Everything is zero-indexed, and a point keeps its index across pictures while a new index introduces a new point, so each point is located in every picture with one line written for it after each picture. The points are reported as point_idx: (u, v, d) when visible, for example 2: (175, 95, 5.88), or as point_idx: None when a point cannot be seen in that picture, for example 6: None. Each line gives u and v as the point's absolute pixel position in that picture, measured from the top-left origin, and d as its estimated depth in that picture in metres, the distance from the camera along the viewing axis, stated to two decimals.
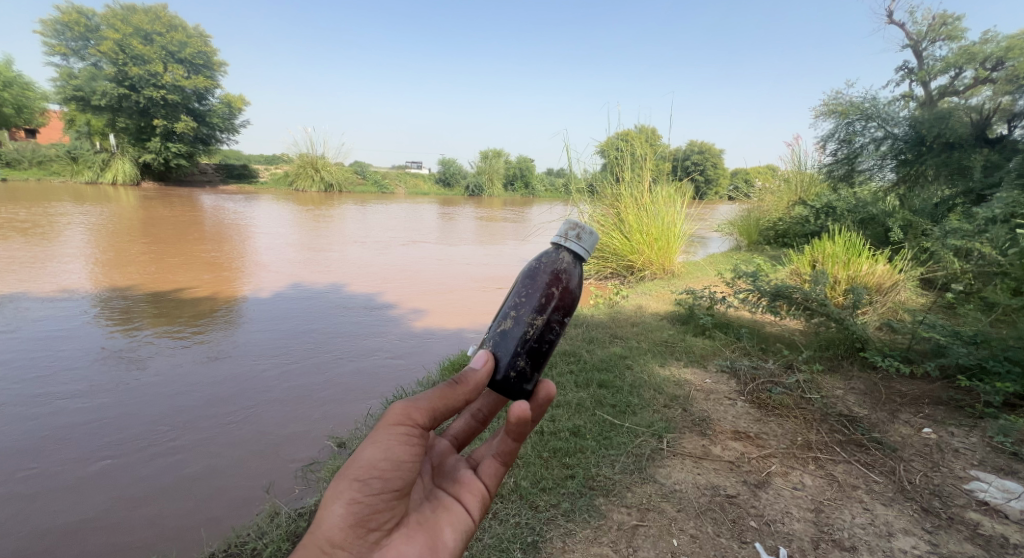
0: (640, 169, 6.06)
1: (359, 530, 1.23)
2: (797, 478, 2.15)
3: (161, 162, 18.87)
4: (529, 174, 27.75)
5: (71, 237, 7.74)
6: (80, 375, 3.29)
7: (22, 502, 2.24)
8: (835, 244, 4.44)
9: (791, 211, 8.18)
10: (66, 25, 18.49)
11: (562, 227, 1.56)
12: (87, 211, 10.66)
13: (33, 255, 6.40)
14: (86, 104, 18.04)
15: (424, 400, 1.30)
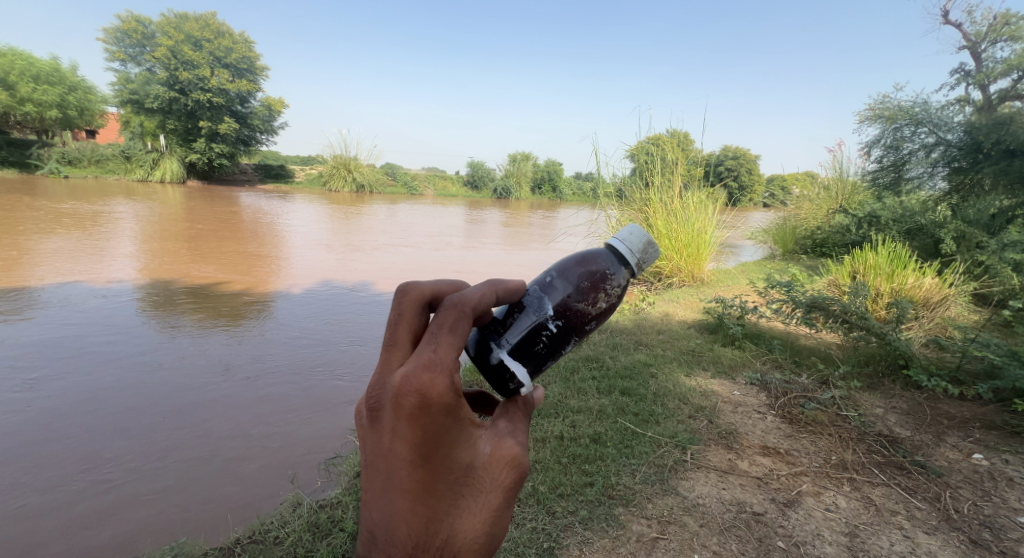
0: (671, 175, 5.98)
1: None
2: (830, 499, 2.07)
3: (205, 162, 19.62)
4: (557, 177, 27.69)
5: (121, 231, 8.13)
6: (122, 362, 3.44)
7: (60, 481, 2.33)
8: (878, 255, 4.21)
9: (829, 220, 7.93)
10: (123, 32, 19.34)
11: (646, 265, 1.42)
12: (135, 207, 11.15)
13: (86, 247, 6.75)
14: (141, 106, 18.88)
15: None
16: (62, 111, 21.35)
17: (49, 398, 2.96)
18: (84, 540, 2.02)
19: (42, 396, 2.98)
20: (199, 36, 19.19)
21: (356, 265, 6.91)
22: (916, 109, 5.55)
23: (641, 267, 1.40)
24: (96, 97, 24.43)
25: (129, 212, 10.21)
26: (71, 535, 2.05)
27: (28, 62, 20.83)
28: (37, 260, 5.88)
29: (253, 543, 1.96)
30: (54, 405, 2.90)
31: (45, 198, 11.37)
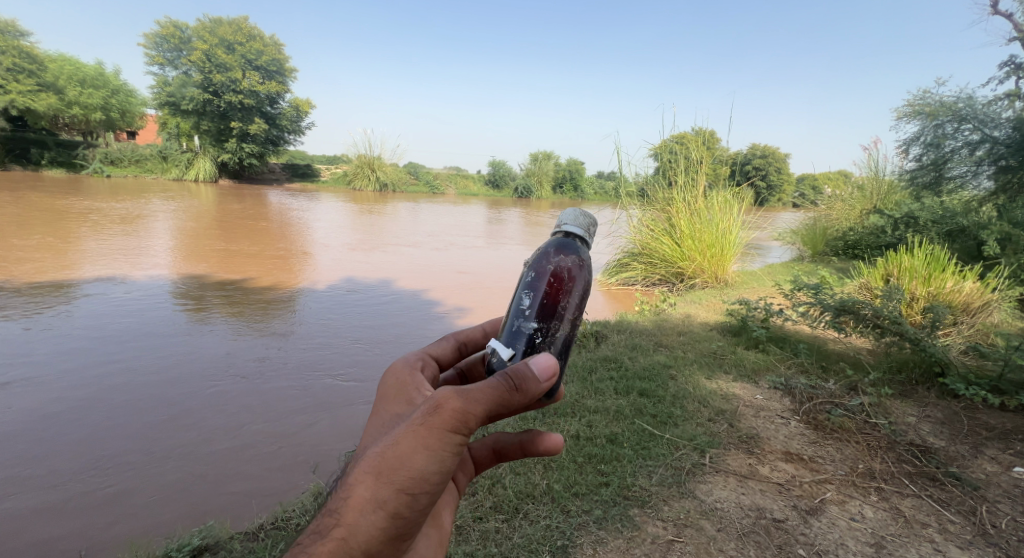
0: (695, 174, 5.87)
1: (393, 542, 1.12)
2: (855, 509, 2.01)
3: (236, 162, 20.08)
4: (579, 176, 27.50)
5: (156, 227, 8.38)
6: (155, 352, 3.55)
7: (93, 463, 2.41)
8: (914, 258, 4.08)
9: (864, 221, 7.71)
10: (163, 37, 19.70)
11: (580, 216, 1.35)
12: (170, 204, 11.48)
13: (122, 242, 6.98)
14: (177, 109, 19.47)
15: (482, 408, 1.08)
16: (106, 114, 22.07)
17: (84, 386, 3.05)
18: (114, 522, 2.08)
19: (79, 382, 3.09)
20: (232, 40, 19.53)
21: (378, 262, 6.97)
22: (960, 104, 5.26)
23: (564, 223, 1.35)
24: (136, 99, 25.16)
25: (163, 209, 10.52)
26: (102, 516, 2.11)
27: (73, 65, 21.56)
28: (77, 255, 6.10)
29: (276, 530, 1.99)
30: (88, 392, 2.98)
31: (86, 195, 11.76)
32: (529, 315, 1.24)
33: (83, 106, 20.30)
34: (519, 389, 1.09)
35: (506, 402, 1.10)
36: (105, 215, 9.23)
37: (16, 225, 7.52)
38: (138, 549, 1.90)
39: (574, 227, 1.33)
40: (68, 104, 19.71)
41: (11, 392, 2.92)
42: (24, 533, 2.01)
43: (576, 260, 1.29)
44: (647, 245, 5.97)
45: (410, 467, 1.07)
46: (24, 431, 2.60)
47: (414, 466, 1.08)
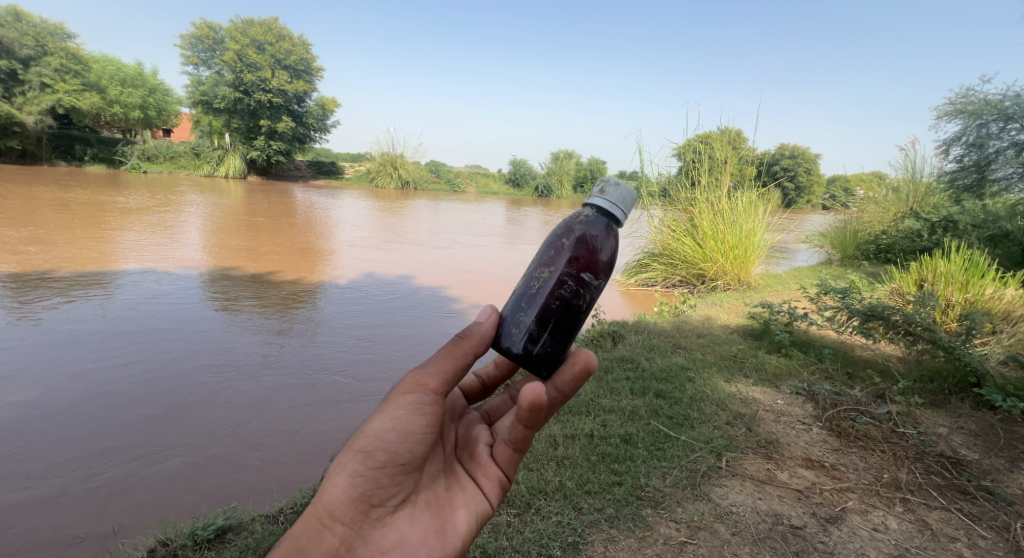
0: (719, 174, 5.77)
1: (361, 507, 1.24)
2: (878, 519, 1.96)
3: (264, 158, 20.46)
4: (600, 175, 27.30)
5: (187, 221, 8.60)
6: (184, 341, 3.64)
7: (124, 445, 2.48)
8: (951, 263, 3.95)
9: (898, 223, 7.38)
10: (197, 38, 19.93)
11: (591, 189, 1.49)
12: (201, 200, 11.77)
13: (155, 236, 7.18)
14: (209, 107, 19.91)
15: (434, 366, 1.35)
16: (145, 113, 22.68)
17: (116, 372, 3.13)
18: (142, 500, 2.15)
19: (113, 367, 3.20)
20: (263, 40, 19.83)
21: (398, 258, 7.04)
22: (1006, 103, 5.14)
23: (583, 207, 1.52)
24: (173, 97, 25.79)
25: (194, 205, 10.78)
26: (132, 495, 2.18)
27: (113, 64, 22.23)
28: (113, 247, 6.30)
29: (295, 514, 2.02)
30: (119, 378, 3.07)
31: (122, 190, 12.11)
32: None
33: (124, 104, 20.93)
34: (460, 337, 1.37)
35: (450, 359, 1.36)
36: (139, 209, 9.49)
37: (57, 218, 7.80)
38: (164, 527, 1.94)
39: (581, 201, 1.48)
40: (110, 103, 20.38)
41: (49, 376, 3.03)
42: (56, 509, 2.07)
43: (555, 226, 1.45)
44: (668, 246, 5.91)
45: (365, 427, 1.27)
46: (60, 412, 2.70)
47: (369, 425, 1.27)
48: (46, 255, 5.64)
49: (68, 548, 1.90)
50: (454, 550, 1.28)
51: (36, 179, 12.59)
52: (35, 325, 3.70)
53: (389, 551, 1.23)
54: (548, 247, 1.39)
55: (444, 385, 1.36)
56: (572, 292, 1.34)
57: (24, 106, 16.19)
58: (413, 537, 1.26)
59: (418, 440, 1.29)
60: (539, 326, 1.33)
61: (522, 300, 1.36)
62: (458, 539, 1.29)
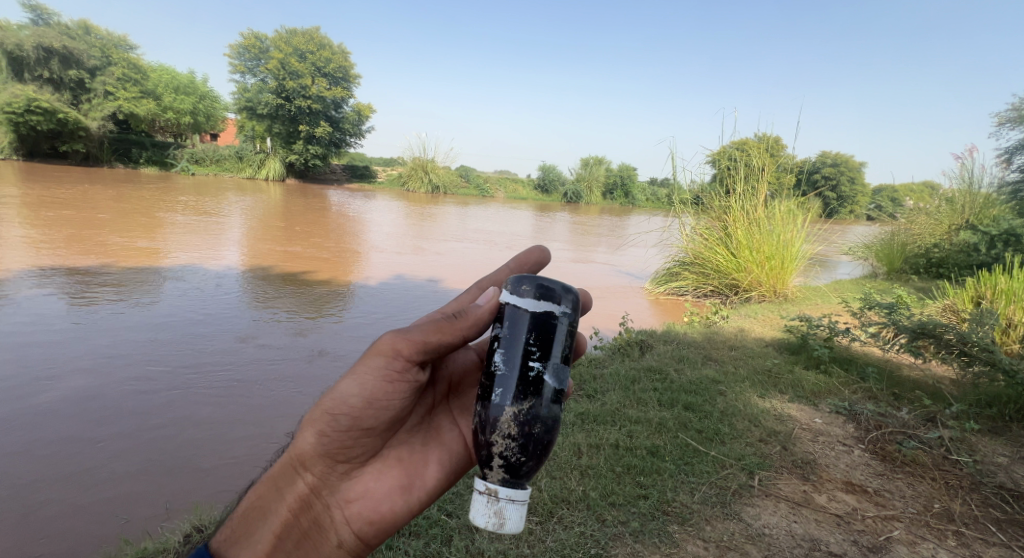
0: (756, 182, 5.59)
1: (330, 462, 1.24)
2: (927, 552, 1.85)
3: (302, 163, 21.02)
4: (631, 182, 26.96)
5: (231, 221, 8.91)
6: (222, 336, 3.75)
7: (164, 434, 2.55)
8: (1013, 280, 3.74)
9: (950, 235, 6.99)
10: (244, 47, 20.62)
11: (478, 519, 1.12)
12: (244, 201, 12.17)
13: (201, 234, 7.47)
14: (253, 113, 20.64)
15: (417, 332, 1.18)
16: (195, 119, 23.64)
17: (158, 365, 3.23)
18: (177, 488, 2.20)
19: (156, 360, 3.30)
20: (304, 49, 20.41)
21: (427, 262, 7.09)
22: None
23: (497, 494, 1.12)
24: (221, 103, 26.88)
25: (239, 206, 11.18)
26: (170, 483, 2.23)
27: (168, 73, 23.37)
28: (160, 244, 6.57)
29: None
30: (162, 370, 3.17)
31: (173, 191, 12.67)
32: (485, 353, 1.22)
33: (176, 111, 21.92)
34: (453, 316, 1.21)
35: (440, 331, 1.20)
36: (187, 209, 9.89)
37: (112, 216, 8.18)
38: (198, 515, 1.98)
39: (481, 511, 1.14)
40: (164, 109, 21.36)
41: (97, 366, 3.15)
42: (101, 491, 2.14)
43: None
44: (700, 255, 5.78)
45: (332, 390, 1.20)
46: (105, 402, 2.79)
47: (337, 390, 1.20)
48: (100, 251, 5.91)
49: (112, 530, 1.96)
50: (421, 501, 1.34)
51: (96, 180, 13.33)
52: (89, 318, 3.88)
53: (356, 501, 1.27)
54: None
55: (421, 354, 1.21)
56: None
57: (88, 113, 17.20)
58: (379, 491, 1.29)
59: (386, 406, 1.23)
60: None
61: None
62: (423, 492, 1.34)
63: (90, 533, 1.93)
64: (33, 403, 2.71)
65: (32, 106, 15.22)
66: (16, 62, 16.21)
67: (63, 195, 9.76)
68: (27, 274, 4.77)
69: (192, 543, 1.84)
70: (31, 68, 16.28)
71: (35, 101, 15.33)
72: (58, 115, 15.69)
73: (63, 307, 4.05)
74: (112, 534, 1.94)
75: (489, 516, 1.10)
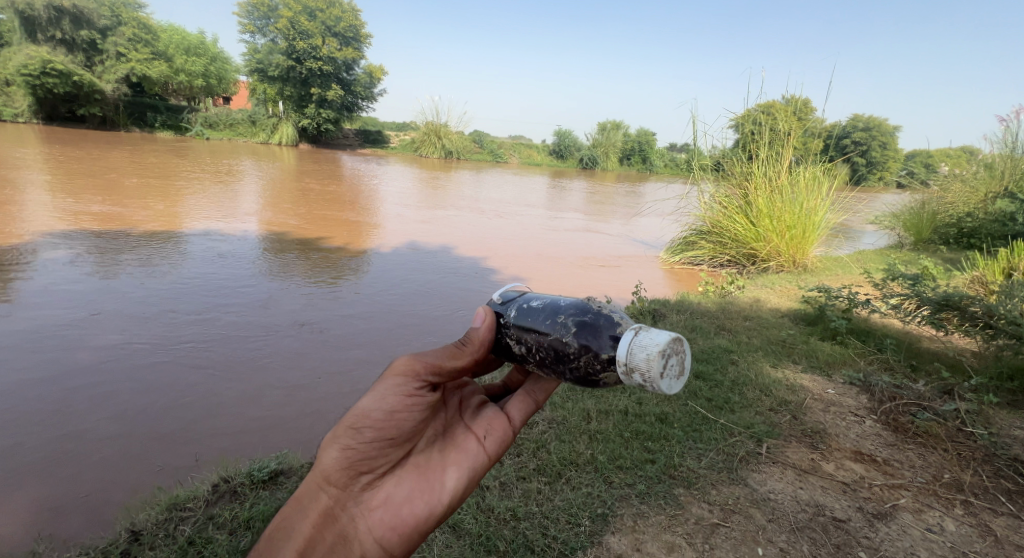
0: (781, 148, 5.42)
1: (350, 474, 1.15)
2: (933, 519, 1.86)
3: (315, 126, 20.77)
4: (650, 147, 26.31)
5: (245, 186, 8.97)
6: (241, 299, 3.83)
7: (190, 390, 2.65)
8: None
9: (985, 204, 6.73)
10: (253, 5, 20.24)
11: (661, 339, 1.05)
12: (257, 166, 12.21)
13: (216, 199, 7.54)
14: (265, 76, 20.07)
15: (432, 355, 1.15)
16: (206, 82, 23.42)
17: (180, 325, 3.33)
18: (204, 441, 2.29)
19: (179, 320, 3.40)
20: (314, 6, 19.98)
21: (440, 228, 7.08)
22: None
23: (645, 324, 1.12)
24: (232, 66, 26.60)
25: (253, 171, 11.22)
26: (197, 435, 2.32)
27: (178, 34, 23.12)
28: (178, 208, 6.66)
29: None
30: (184, 330, 3.27)
31: (188, 155, 12.72)
32: (520, 312, 1.24)
33: (188, 73, 21.77)
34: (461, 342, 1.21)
35: (452, 353, 1.18)
36: (202, 174, 9.97)
37: (129, 180, 8.27)
38: (225, 467, 2.06)
39: (653, 343, 1.05)
40: (176, 71, 21.20)
41: (123, 325, 3.25)
42: (133, 443, 2.24)
43: (586, 353, 1.11)
44: (718, 223, 5.70)
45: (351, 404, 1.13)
46: (132, 359, 2.89)
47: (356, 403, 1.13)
48: (120, 214, 6.01)
49: (145, 478, 2.06)
50: (447, 508, 1.20)
51: (112, 143, 13.42)
52: (112, 280, 3.96)
53: (379, 514, 1.16)
54: (556, 363, 1.17)
55: (439, 373, 1.16)
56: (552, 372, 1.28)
57: (102, 75, 17.17)
58: (402, 501, 1.17)
59: (406, 416, 1.16)
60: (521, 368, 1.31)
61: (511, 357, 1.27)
62: (446, 496, 1.20)
63: (125, 481, 2.03)
64: (65, 360, 2.83)
65: (46, 68, 15.23)
66: (27, 23, 16.14)
67: (80, 159, 9.81)
68: (52, 236, 4.89)
69: (220, 492, 1.94)
70: (43, 28, 16.21)
71: (49, 63, 15.31)
72: (73, 78, 15.67)
73: (87, 269, 4.14)
74: (145, 482, 2.04)
75: (660, 331, 1.08)
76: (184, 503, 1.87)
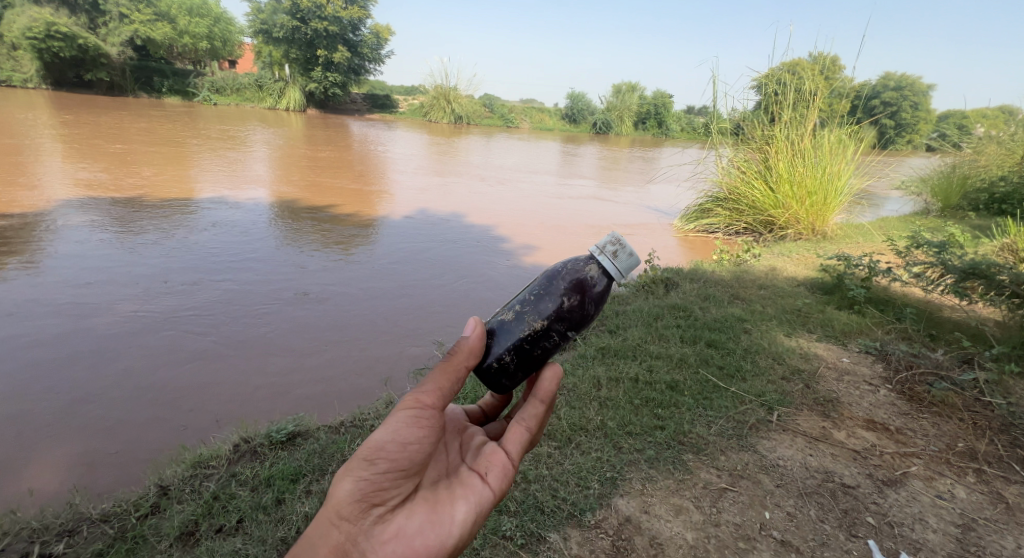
0: (806, 109, 5.22)
1: (362, 506, 1.03)
2: (944, 487, 1.87)
3: (322, 91, 20.40)
4: (666, 110, 25.60)
5: (255, 153, 8.96)
6: (254, 266, 3.88)
7: (209, 354, 2.71)
8: None
9: (1020, 167, 6.48)
10: None
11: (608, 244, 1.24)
12: (266, 133, 12.15)
13: (226, 166, 7.55)
14: (269, 36, 19.91)
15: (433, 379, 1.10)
16: (212, 44, 23.08)
17: (196, 291, 3.39)
18: (224, 403, 2.35)
19: (195, 286, 3.46)
20: None
21: (451, 195, 7.03)
22: None
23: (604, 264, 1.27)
24: (237, 28, 26.17)
25: (262, 137, 11.18)
26: (217, 397, 2.39)
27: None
28: (189, 175, 6.69)
29: (355, 427, 2.16)
30: (200, 296, 3.33)
31: (196, 121, 12.68)
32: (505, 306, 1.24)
33: (193, 36, 21.48)
34: (448, 352, 1.11)
35: (447, 374, 1.11)
36: (211, 140, 9.95)
37: (140, 147, 8.29)
38: (245, 428, 2.13)
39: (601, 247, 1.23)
40: (181, 34, 20.91)
41: (141, 291, 3.32)
42: (156, 405, 2.31)
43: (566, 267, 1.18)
44: (736, 189, 5.58)
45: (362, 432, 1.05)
46: (151, 324, 2.96)
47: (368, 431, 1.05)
48: (132, 181, 6.05)
49: (170, 437, 2.13)
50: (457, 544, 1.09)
51: (121, 109, 13.39)
52: (128, 247, 4.02)
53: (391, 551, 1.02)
54: (546, 294, 1.16)
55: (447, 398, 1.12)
56: (553, 346, 1.15)
57: (106, 38, 16.99)
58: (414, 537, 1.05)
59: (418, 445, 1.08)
60: (517, 364, 1.15)
61: (503, 335, 1.15)
62: (455, 532, 1.09)
63: (150, 441, 2.10)
64: (87, 324, 2.90)
65: (50, 31, 15.13)
66: None
67: (91, 126, 9.83)
68: (68, 203, 4.95)
69: (242, 451, 2.00)
70: None
71: (54, 25, 15.16)
72: (77, 41, 15.53)
73: (103, 236, 4.19)
74: (170, 441, 2.11)
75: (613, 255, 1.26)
76: (207, 461, 1.93)
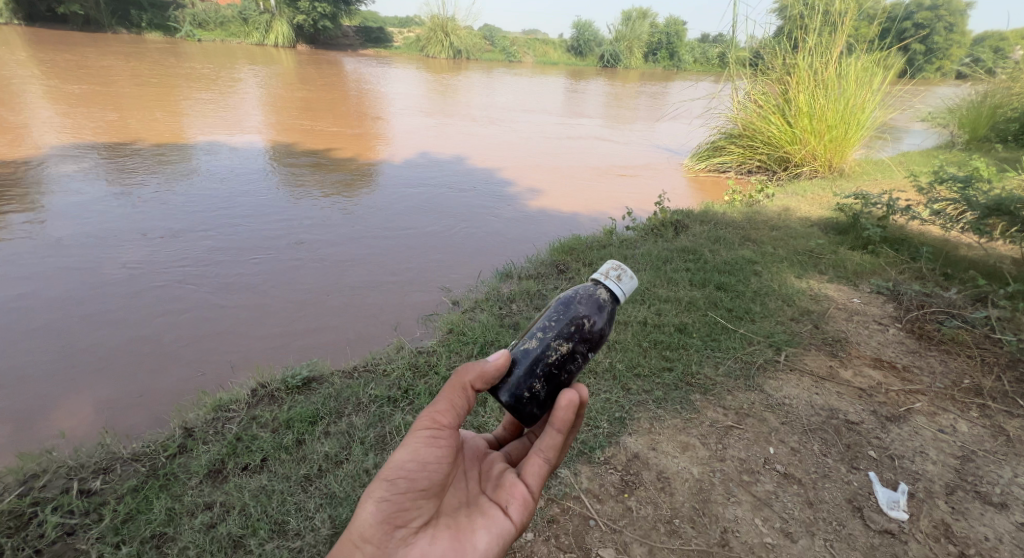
0: (833, 34, 4.90)
1: (385, 528, 1.05)
2: (947, 422, 1.90)
3: (312, 23, 19.55)
4: (679, 40, 24.33)
5: (249, 94, 8.69)
6: (257, 213, 3.86)
7: (221, 302, 2.75)
8: None
9: None
10: None
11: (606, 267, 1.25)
12: (258, 71, 11.73)
13: (221, 109, 7.36)
14: None
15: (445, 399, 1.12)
16: None
17: (202, 239, 3.39)
18: (239, 349, 2.41)
19: (200, 234, 3.46)
20: None
21: (455, 138, 6.86)
22: None
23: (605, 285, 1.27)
24: None
25: (254, 77, 10.80)
26: (231, 343, 2.45)
27: None
28: (183, 119, 6.53)
29: (367, 371, 2.22)
30: (206, 244, 3.33)
31: (185, 60, 12.21)
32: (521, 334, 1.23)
33: None
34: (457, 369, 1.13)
35: (457, 391, 1.13)
36: (202, 81, 9.63)
37: (129, 89, 8.04)
38: (261, 372, 2.19)
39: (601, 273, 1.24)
40: None
41: (147, 240, 3.32)
42: (173, 352, 2.37)
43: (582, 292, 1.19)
44: (751, 125, 5.39)
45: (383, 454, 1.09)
46: (160, 272, 2.99)
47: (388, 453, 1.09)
48: (125, 126, 5.92)
49: (189, 382, 2.20)
50: None
51: (105, 47, 12.88)
52: (131, 196, 3.98)
53: None
54: (567, 320, 1.16)
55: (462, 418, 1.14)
56: (578, 368, 1.16)
57: None
58: None
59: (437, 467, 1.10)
60: (547, 393, 1.15)
61: (529, 363, 1.14)
62: None
63: (171, 385, 2.17)
64: (96, 273, 2.93)
65: None
66: None
67: (76, 66, 9.50)
68: (63, 150, 4.87)
69: (260, 395, 2.07)
70: None
71: None
72: None
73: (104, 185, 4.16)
74: (190, 386, 2.18)
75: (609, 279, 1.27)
76: (227, 405, 2.00)
